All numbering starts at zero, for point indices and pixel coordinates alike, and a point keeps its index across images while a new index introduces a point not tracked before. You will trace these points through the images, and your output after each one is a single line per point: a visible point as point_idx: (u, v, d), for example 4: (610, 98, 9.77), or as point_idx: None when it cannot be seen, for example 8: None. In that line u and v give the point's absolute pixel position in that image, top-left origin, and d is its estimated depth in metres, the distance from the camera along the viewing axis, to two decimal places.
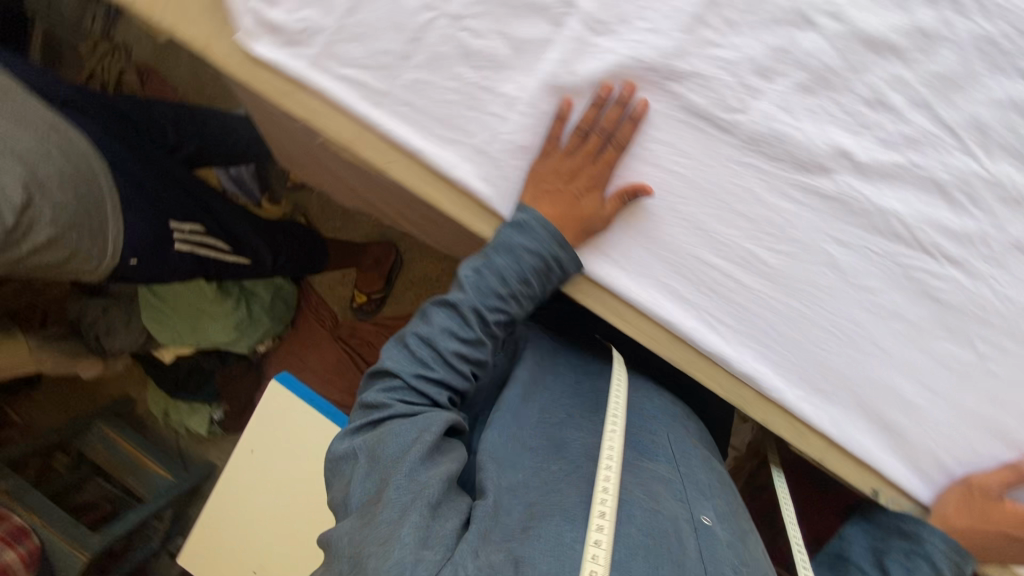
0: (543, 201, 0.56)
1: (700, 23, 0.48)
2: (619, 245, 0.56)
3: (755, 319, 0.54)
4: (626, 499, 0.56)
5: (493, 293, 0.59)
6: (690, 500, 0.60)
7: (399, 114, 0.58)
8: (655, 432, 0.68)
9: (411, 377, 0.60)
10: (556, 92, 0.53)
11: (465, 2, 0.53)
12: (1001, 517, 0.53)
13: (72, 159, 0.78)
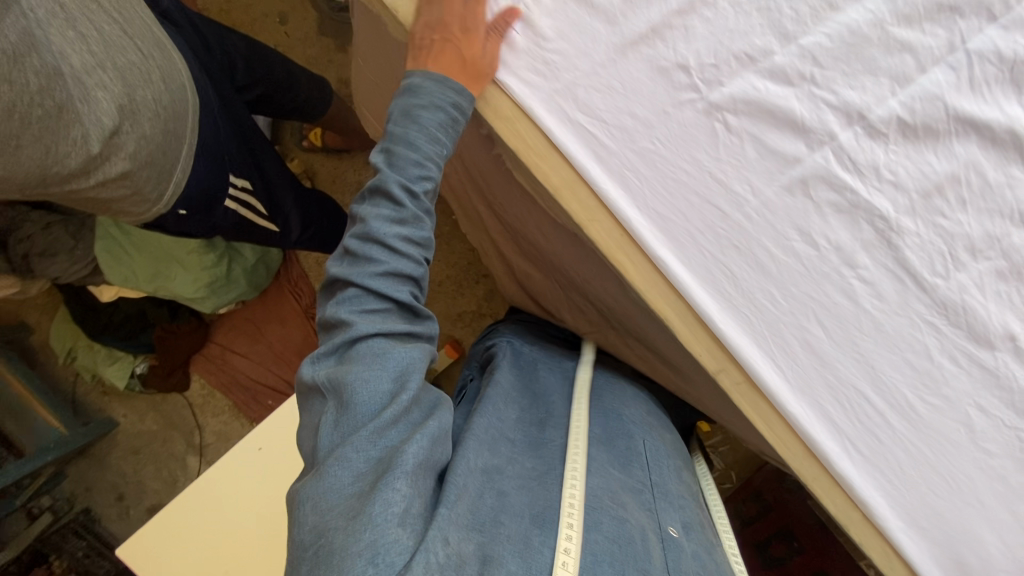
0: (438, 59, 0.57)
1: (943, 192, 0.52)
2: (773, 339, 0.58)
3: (883, 456, 0.59)
4: (594, 504, 0.56)
5: (417, 168, 0.58)
6: (658, 511, 0.63)
7: (625, 181, 0.56)
8: (631, 445, 0.70)
9: (366, 283, 0.57)
10: (793, 214, 0.54)
11: (743, 94, 0.52)
12: None
13: (170, 88, 0.66)
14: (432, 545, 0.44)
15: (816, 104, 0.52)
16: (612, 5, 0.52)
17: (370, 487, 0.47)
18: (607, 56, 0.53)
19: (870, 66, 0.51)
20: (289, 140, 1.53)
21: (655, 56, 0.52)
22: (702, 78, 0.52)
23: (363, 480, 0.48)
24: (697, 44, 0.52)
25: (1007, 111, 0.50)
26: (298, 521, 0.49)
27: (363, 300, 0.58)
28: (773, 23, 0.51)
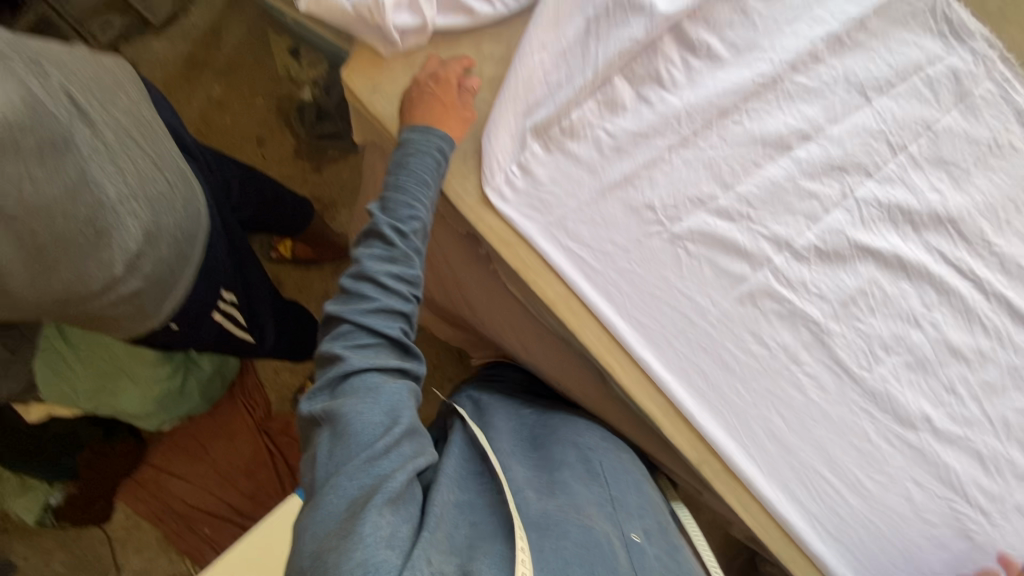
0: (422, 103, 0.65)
1: (856, 302, 0.66)
2: (732, 408, 0.65)
3: (842, 530, 0.66)
4: (553, 517, 0.55)
5: (408, 211, 0.59)
6: (620, 520, 0.62)
7: (608, 293, 0.65)
8: (590, 464, 0.69)
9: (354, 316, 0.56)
10: (748, 321, 0.66)
11: (698, 227, 0.65)
12: None
13: (188, 216, 0.70)
14: (417, 567, 0.43)
15: (753, 235, 0.66)
16: (593, 158, 0.65)
17: (361, 512, 0.46)
18: (590, 196, 0.65)
19: (789, 207, 0.66)
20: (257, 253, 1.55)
21: (629, 197, 0.65)
22: (665, 215, 0.65)
23: (353, 505, 0.47)
24: (660, 189, 0.65)
25: (890, 241, 0.66)
26: (291, 551, 0.48)
27: (349, 334, 0.55)
28: (715, 174, 0.66)
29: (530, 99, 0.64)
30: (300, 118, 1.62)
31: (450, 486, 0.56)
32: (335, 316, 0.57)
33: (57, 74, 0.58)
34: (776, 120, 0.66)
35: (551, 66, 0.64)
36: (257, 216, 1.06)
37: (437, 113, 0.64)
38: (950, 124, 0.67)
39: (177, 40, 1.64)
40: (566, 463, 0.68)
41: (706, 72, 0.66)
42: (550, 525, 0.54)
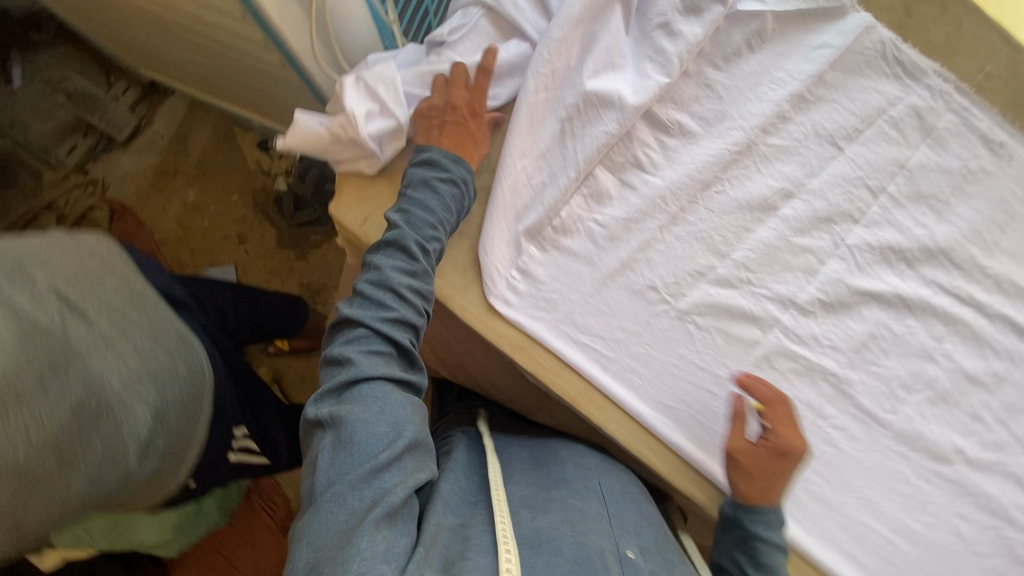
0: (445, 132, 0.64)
1: (867, 347, 0.67)
2: None
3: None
4: (545, 536, 0.52)
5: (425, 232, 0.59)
6: (614, 533, 0.57)
7: (628, 380, 0.65)
8: (586, 485, 0.65)
9: (367, 317, 0.54)
10: (768, 385, 0.66)
11: (703, 300, 0.66)
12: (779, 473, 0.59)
13: (170, 373, 0.57)
14: None
15: (757, 298, 0.67)
16: (589, 250, 0.66)
17: (359, 525, 0.44)
18: (593, 287, 0.66)
19: (787, 265, 0.67)
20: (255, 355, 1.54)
21: (631, 282, 0.66)
22: (669, 293, 0.66)
23: (353, 519, 0.45)
24: (659, 269, 0.66)
25: (889, 283, 0.67)
26: (285, 560, 0.46)
27: (364, 334, 0.54)
28: (709, 245, 0.67)
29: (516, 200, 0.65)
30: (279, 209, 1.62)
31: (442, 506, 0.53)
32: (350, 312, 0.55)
33: (50, 278, 0.53)
34: (757, 184, 0.67)
35: (531, 172, 0.65)
36: (255, 334, 1.05)
37: (460, 145, 0.64)
38: (922, 160, 0.68)
39: (145, 154, 1.63)
40: (563, 484, 0.63)
41: (682, 149, 0.67)
42: (541, 545, 0.50)
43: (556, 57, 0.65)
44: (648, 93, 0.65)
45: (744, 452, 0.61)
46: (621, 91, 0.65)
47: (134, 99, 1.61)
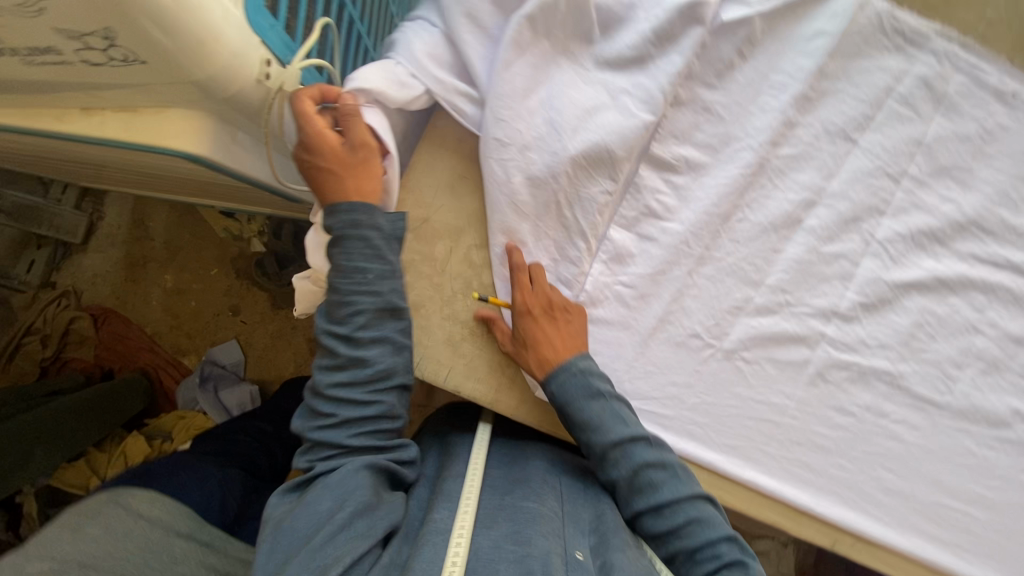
0: (353, 183, 0.55)
1: (914, 337, 0.66)
2: (842, 482, 0.67)
3: (985, 545, 0.67)
4: (485, 561, 0.46)
5: (347, 303, 0.55)
6: (563, 531, 0.51)
7: (690, 432, 0.65)
8: (545, 480, 0.59)
9: (316, 407, 0.56)
10: (826, 399, 0.66)
11: (747, 334, 0.65)
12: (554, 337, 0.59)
13: None
14: None
15: (800, 318, 0.65)
16: (622, 314, 0.64)
17: None
18: (635, 351, 0.64)
19: (823, 277, 0.65)
20: None
21: (672, 335, 0.64)
22: (712, 335, 0.64)
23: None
24: (697, 315, 0.64)
25: (925, 268, 0.66)
26: None
27: (317, 422, 0.56)
28: (742, 277, 0.64)
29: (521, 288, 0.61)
30: (263, 273, 1.40)
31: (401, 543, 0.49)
32: (308, 406, 0.58)
33: None
34: (777, 201, 0.64)
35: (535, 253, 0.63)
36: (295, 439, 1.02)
37: (369, 186, 0.56)
38: (938, 132, 0.65)
39: (109, 249, 1.43)
40: (519, 486, 0.57)
41: (693, 186, 0.64)
42: (480, 567, 0.45)
43: (516, 132, 0.59)
44: (632, 136, 0.60)
45: (507, 339, 0.61)
46: (605, 142, 0.60)
47: (77, 196, 1.39)
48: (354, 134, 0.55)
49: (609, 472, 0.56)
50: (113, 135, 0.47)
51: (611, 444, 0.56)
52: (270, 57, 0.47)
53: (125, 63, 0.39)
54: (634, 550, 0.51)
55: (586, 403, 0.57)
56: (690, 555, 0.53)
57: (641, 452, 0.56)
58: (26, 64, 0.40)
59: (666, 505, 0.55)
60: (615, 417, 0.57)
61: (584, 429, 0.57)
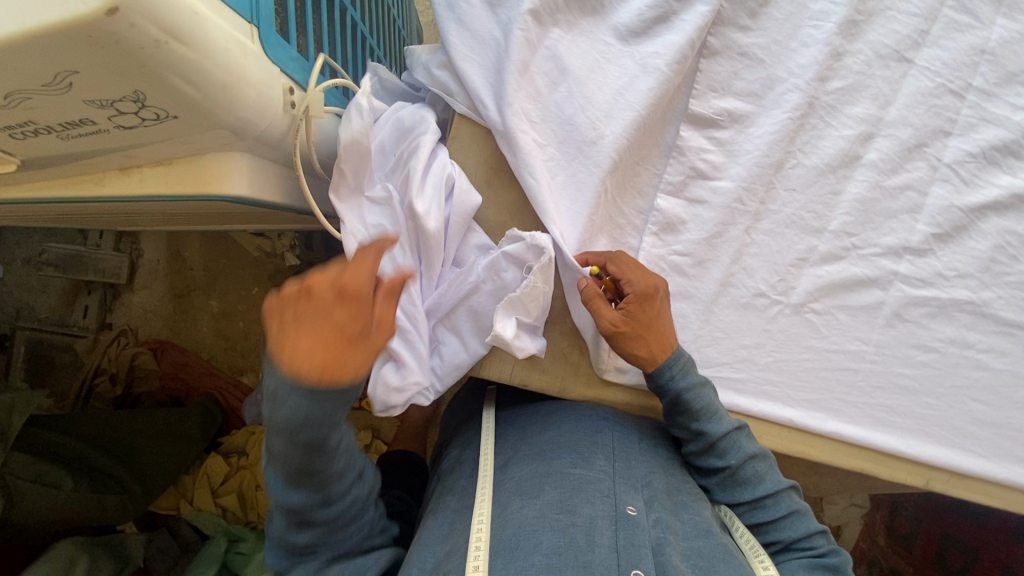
0: (302, 334, 0.37)
1: (998, 261, 0.62)
2: (931, 421, 0.64)
3: None
4: (527, 532, 0.44)
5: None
6: (614, 489, 0.50)
7: (766, 391, 0.63)
8: (595, 438, 0.56)
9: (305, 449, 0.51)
10: (906, 339, 0.63)
11: (815, 283, 0.62)
12: (666, 321, 0.57)
13: None
14: None
15: (869, 261, 0.62)
16: (681, 284, 0.62)
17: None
18: (701, 320, 0.62)
19: (889, 213, 0.61)
20: None
21: (737, 297, 0.62)
22: (777, 291, 0.62)
23: None
24: (760, 273, 0.62)
25: (1002, 185, 0.61)
26: None
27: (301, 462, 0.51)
28: (802, 227, 0.61)
29: (593, 276, 0.58)
30: None
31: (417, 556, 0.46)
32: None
33: None
34: (831, 140, 0.61)
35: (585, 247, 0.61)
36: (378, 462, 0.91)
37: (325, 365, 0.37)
38: (1003, 35, 0.59)
39: (154, 285, 1.44)
40: (565, 448, 0.54)
41: (740, 139, 0.60)
42: (523, 542, 0.43)
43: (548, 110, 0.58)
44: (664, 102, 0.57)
45: (622, 321, 0.55)
46: (637, 120, 0.57)
47: (114, 238, 1.41)
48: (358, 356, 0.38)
49: (714, 461, 0.56)
50: (153, 189, 0.47)
51: (722, 433, 0.56)
52: (291, 84, 0.47)
53: (157, 119, 0.38)
54: (697, 509, 0.52)
55: (698, 391, 0.56)
56: (786, 545, 0.54)
57: (745, 442, 0.57)
58: (64, 140, 0.39)
59: (768, 495, 0.56)
60: (718, 405, 0.57)
61: (694, 415, 0.56)
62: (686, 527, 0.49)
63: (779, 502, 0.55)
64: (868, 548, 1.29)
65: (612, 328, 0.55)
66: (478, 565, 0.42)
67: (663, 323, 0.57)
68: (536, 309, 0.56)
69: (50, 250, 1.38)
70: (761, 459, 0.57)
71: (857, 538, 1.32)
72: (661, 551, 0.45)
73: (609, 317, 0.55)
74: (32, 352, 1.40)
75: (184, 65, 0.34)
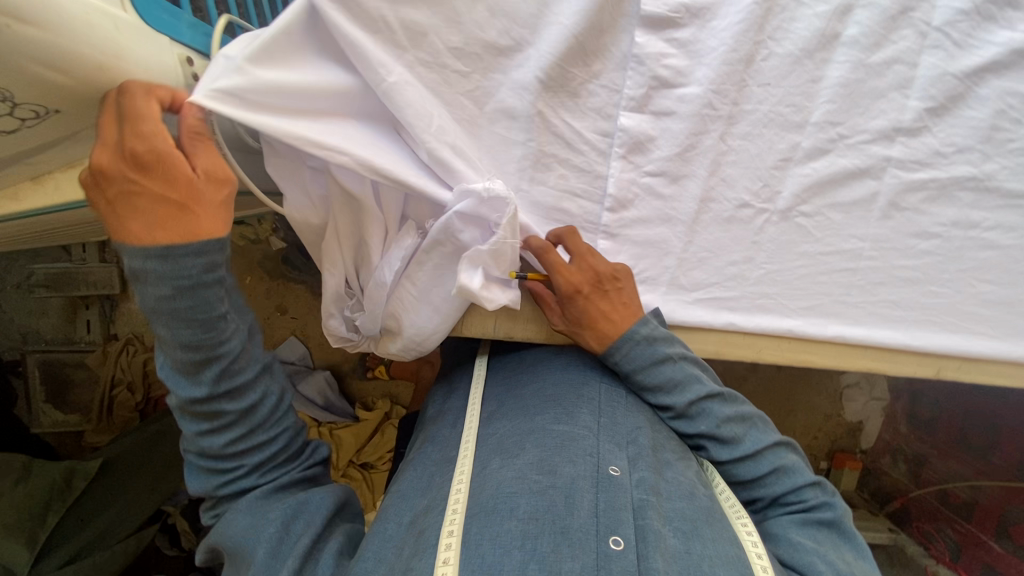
0: (138, 213, 0.39)
1: (1001, 129, 0.56)
2: (938, 311, 0.61)
3: None
4: (504, 495, 0.45)
5: (182, 349, 0.43)
6: (597, 448, 0.51)
7: (761, 304, 0.61)
8: (580, 392, 0.56)
9: (218, 468, 0.50)
10: (906, 228, 0.59)
11: (802, 184, 0.58)
12: (610, 308, 0.56)
13: None
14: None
15: (858, 150, 0.57)
16: (658, 207, 0.58)
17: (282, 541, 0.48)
18: (684, 241, 0.59)
19: (876, 94, 0.56)
20: (352, 377, 1.35)
21: (719, 212, 0.58)
22: (762, 199, 0.58)
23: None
24: (741, 183, 0.57)
25: (999, 42, 0.54)
26: None
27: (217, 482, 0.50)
28: (781, 124, 0.56)
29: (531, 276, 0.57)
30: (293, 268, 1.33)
31: (380, 533, 0.48)
32: (192, 463, 0.50)
33: None
34: (804, 21, 0.54)
35: (546, 186, 0.57)
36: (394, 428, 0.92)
37: (166, 229, 0.40)
38: None
39: None
40: (548, 405, 0.55)
41: (702, 36, 0.53)
42: (499, 505, 0.44)
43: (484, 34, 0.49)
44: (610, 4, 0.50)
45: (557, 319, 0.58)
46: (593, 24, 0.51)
47: (97, 249, 1.37)
48: (206, 212, 0.41)
49: (684, 427, 0.57)
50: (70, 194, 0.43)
51: (687, 405, 0.55)
52: (190, 54, 0.43)
53: (36, 117, 0.35)
54: (681, 470, 0.53)
55: (657, 366, 0.55)
56: (772, 499, 0.56)
57: (717, 408, 0.56)
58: None
59: (748, 455, 0.55)
60: (689, 375, 0.56)
61: (654, 391, 0.56)
62: (671, 487, 0.50)
63: (761, 464, 0.56)
64: (891, 438, 1.31)
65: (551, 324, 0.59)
66: (452, 528, 0.43)
67: (606, 314, 0.55)
68: (505, 265, 0.54)
69: (38, 270, 1.35)
70: (741, 418, 0.57)
71: (880, 429, 1.33)
72: (642, 514, 0.46)
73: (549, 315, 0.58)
74: (46, 372, 1.39)
75: (44, 51, 0.31)
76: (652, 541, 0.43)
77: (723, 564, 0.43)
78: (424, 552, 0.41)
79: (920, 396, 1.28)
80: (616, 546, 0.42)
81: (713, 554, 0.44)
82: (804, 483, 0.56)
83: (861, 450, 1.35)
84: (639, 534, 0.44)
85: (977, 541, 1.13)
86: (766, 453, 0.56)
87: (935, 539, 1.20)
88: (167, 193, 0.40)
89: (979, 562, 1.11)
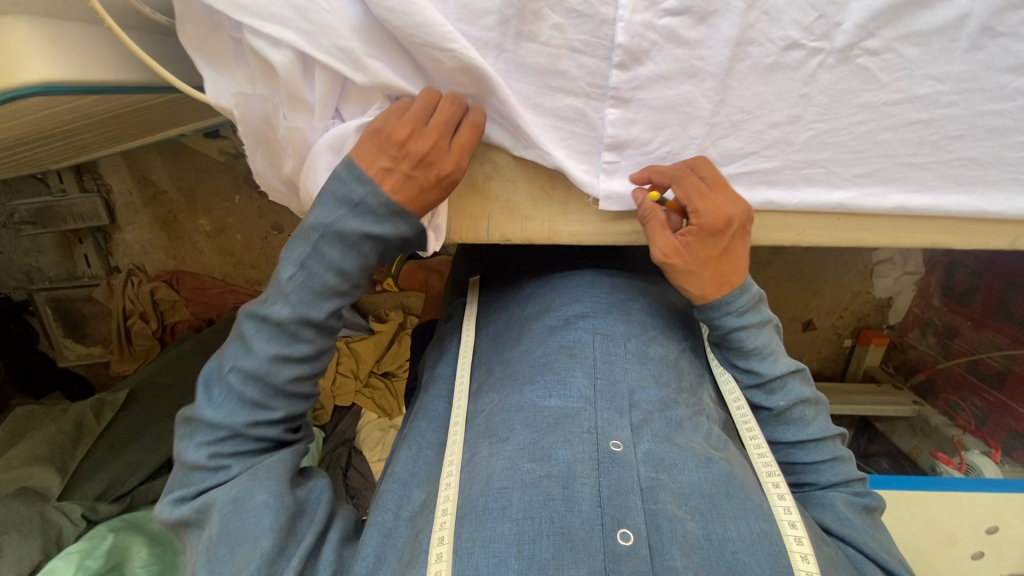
0: (733, 258, 0.52)
1: None
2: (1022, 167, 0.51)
3: None
4: (494, 492, 0.43)
5: (331, 271, 0.45)
6: (597, 422, 0.48)
7: (807, 172, 0.51)
8: (573, 351, 0.53)
9: (264, 400, 0.47)
10: (1000, 61, 0.46)
11: (870, 11, 0.43)
12: (738, 253, 0.52)
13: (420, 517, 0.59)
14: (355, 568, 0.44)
15: None
16: (680, 59, 0.45)
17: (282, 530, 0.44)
18: (714, 103, 0.47)
19: None
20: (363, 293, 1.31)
21: (759, 59, 0.45)
22: (816, 36, 0.44)
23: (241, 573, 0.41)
24: (789, 14, 0.44)
25: None
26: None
27: (248, 415, 0.47)
28: None
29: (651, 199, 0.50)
30: None
31: (376, 526, 0.48)
32: (223, 386, 0.47)
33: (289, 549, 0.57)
34: None
35: (537, 43, 0.44)
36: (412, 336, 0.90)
37: (715, 275, 0.52)
38: None
39: (137, 215, 1.32)
40: (539, 371, 0.51)
41: None
42: (492, 503, 0.42)
43: None
44: None
45: (677, 253, 0.51)
46: None
47: (75, 177, 1.24)
48: (442, 160, 0.44)
49: (761, 398, 0.56)
50: None
51: (776, 375, 0.54)
52: None
53: None
54: (691, 433, 0.49)
55: (754, 331, 0.54)
56: (822, 486, 0.55)
57: (797, 387, 0.56)
58: None
59: (811, 439, 0.55)
60: (777, 347, 0.56)
61: (745, 354, 0.55)
62: (686, 457, 0.46)
63: (819, 451, 0.55)
64: (922, 311, 1.25)
65: (663, 257, 0.51)
66: (443, 533, 0.42)
67: (731, 256, 0.52)
68: None
69: (19, 207, 1.24)
70: (814, 406, 0.56)
71: (911, 303, 1.28)
72: (653, 498, 0.44)
73: (453, 166, 0.45)
74: (59, 309, 1.36)
75: None
76: (666, 531, 0.41)
77: (747, 546, 0.41)
78: (419, 562, 0.41)
79: (961, 267, 1.18)
80: (624, 541, 0.41)
81: (738, 535, 0.42)
82: (851, 477, 0.55)
83: (888, 325, 1.32)
84: (649, 519, 0.42)
85: (1004, 408, 1.07)
86: (828, 444, 0.55)
87: (959, 409, 1.15)
88: (722, 251, 0.51)
89: (1006, 430, 1.06)
